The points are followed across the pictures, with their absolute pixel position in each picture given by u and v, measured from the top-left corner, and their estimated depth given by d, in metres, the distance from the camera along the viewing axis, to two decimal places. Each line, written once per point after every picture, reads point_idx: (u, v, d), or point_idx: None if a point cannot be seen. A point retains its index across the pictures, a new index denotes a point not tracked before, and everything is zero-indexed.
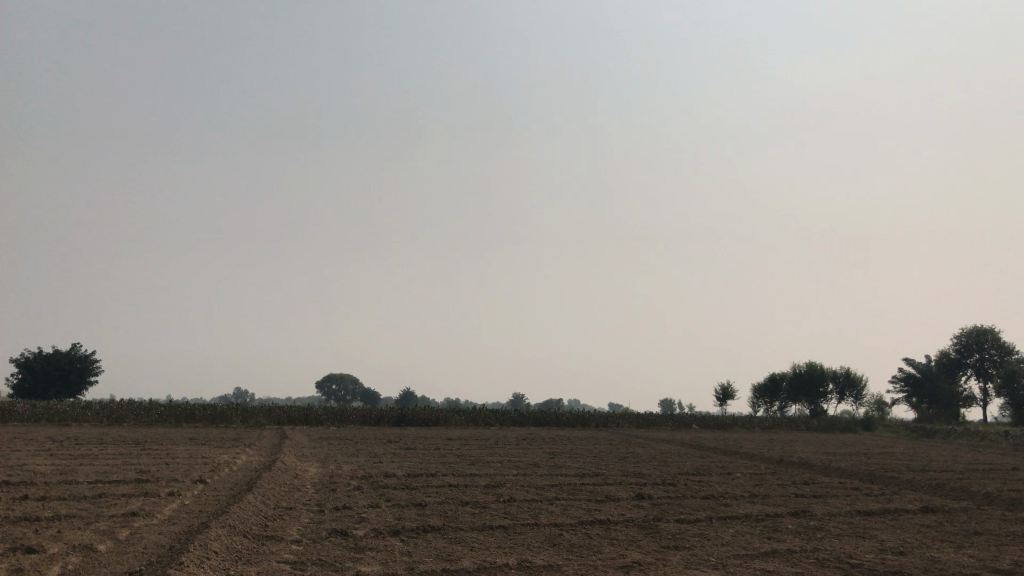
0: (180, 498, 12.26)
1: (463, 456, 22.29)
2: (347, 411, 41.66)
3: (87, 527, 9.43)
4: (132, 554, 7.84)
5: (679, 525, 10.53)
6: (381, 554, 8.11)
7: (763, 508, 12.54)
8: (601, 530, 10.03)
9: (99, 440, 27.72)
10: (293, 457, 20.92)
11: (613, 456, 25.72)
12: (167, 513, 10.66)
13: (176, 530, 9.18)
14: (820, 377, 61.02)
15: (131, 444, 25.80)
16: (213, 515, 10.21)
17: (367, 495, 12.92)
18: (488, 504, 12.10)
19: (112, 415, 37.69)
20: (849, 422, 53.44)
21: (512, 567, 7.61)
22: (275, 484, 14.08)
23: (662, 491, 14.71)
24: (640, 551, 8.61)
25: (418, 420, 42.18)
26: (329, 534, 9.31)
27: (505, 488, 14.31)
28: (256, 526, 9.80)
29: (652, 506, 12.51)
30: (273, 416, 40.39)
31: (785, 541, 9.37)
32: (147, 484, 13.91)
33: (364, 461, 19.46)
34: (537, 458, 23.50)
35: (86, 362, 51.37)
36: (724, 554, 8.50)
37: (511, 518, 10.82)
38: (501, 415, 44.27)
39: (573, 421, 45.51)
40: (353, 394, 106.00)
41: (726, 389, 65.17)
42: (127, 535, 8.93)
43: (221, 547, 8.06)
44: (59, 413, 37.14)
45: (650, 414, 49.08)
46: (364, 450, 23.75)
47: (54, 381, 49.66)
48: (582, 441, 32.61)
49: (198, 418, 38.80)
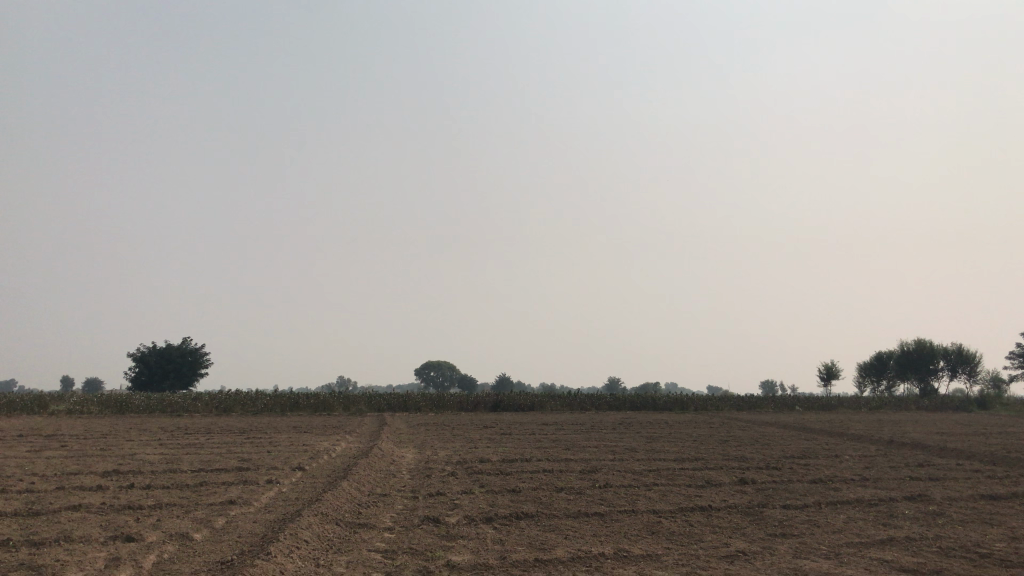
0: (278, 485, 12.38)
1: (560, 441, 22.04)
2: (444, 397, 42.00)
3: (186, 515, 9.53)
4: (226, 543, 7.85)
5: (786, 511, 9.97)
6: (473, 543, 7.87)
7: (876, 492, 11.81)
8: (702, 517, 9.57)
9: (208, 429, 28.64)
10: (391, 443, 21.05)
11: (713, 439, 25.01)
12: (263, 501, 10.71)
13: (270, 518, 9.18)
14: (930, 354, 58.31)
15: (237, 433, 26.53)
16: (307, 503, 10.22)
17: (461, 480, 12.80)
18: (583, 490, 11.79)
19: (221, 405, 39.02)
20: (963, 400, 50.85)
21: (608, 557, 7.25)
22: (371, 470, 14.11)
23: (766, 476, 14.09)
24: (745, 540, 8.11)
25: (514, 405, 42.17)
26: (422, 521, 9.16)
27: (600, 474, 13.97)
28: (349, 513, 9.73)
29: (755, 492, 11.96)
30: (372, 404, 41.03)
31: (903, 527, 8.72)
32: (248, 472, 14.16)
33: (460, 447, 19.42)
34: (634, 442, 23.03)
35: (196, 355, 53.35)
36: (837, 542, 7.93)
37: (607, 504, 10.47)
38: (596, 399, 43.84)
39: (671, 405, 44.69)
40: (451, 381, 107.21)
41: (830, 369, 62.99)
42: (224, 523, 8.98)
43: (312, 536, 7.96)
44: (172, 404, 38.65)
45: (750, 395, 47.86)
46: (461, 435, 23.76)
47: (167, 374, 51.77)
48: (680, 425, 31.89)
49: (302, 406, 39.76)
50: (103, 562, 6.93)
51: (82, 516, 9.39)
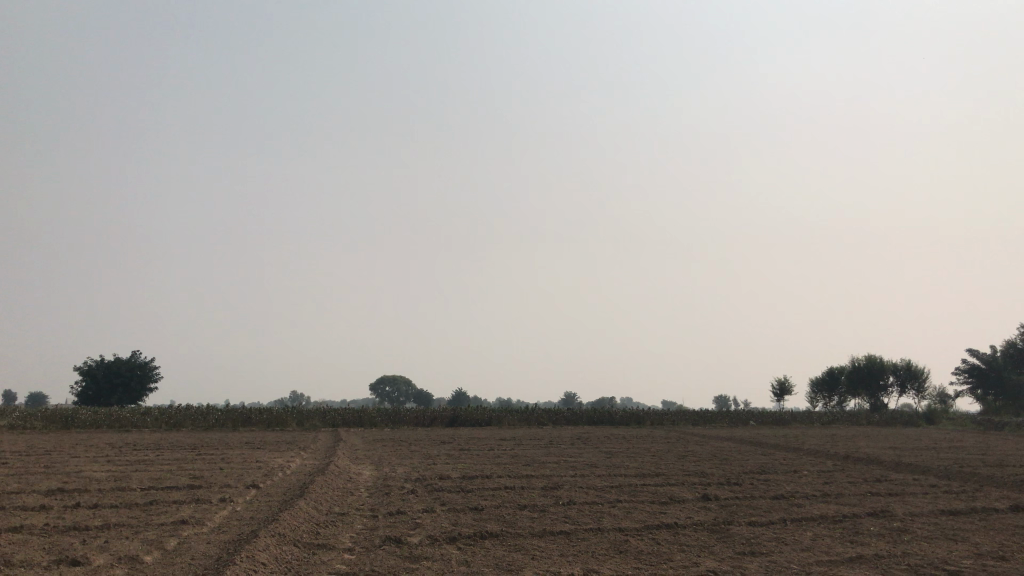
0: (232, 504, 11.97)
1: (519, 457, 21.82)
2: (401, 412, 41.53)
3: (136, 537, 9.14)
4: (179, 566, 7.50)
5: (752, 528, 9.89)
6: (438, 564, 7.64)
7: (839, 508, 11.79)
8: (669, 535, 9.44)
9: (157, 445, 27.87)
10: (347, 460, 20.64)
11: (671, 454, 25.04)
12: (217, 521, 10.37)
13: (225, 539, 8.82)
14: (880, 370, 59.30)
15: (188, 449, 25.88)
16: (263, 523, 9.87)
17: (421, 498, 12.54)
18: (546, 508, 11.58)
19: (171, 420, 38.10)
20: (912, 415, 51.72)
21: None
22: (328, 488, 13.73)
23: (729, 492, 14.04)
24: (715, 559, 7.97)
25: (471, 419, 41.87)
26: (383, 541, 8.89)
27: (562, 490, 13.79)
28: (307, 534, 9.41)
29: (719, 508, 11.87)
30: (327, 419, 40.39)
31: (870, 544, 8.69)
32: (200, 490, 13.70)
33: (418, 463, 19.09)
34: (593, 458, 22.92)
35: (146, 369, 52.09)
36: (806, 560, 7.84)
37: (573, 522, 10.30)
38: (554, 414, 43.70)
39: (628, 420, 44.74)
40: (406, 396, 106.28)
41: (783, 385, 63.71)
42: (175, 545, 8.60)
43: (269, 558, 7.63)
44: (121, 419, 37.64)
45: (705, 410, 48.14)
46: (419, 451, 23.42)
47: (115, 388, 50.44)
48: (637, 440, 31.87)
49: (255, 421, 38.98)
50: None
51: (25, 538, 8.95)
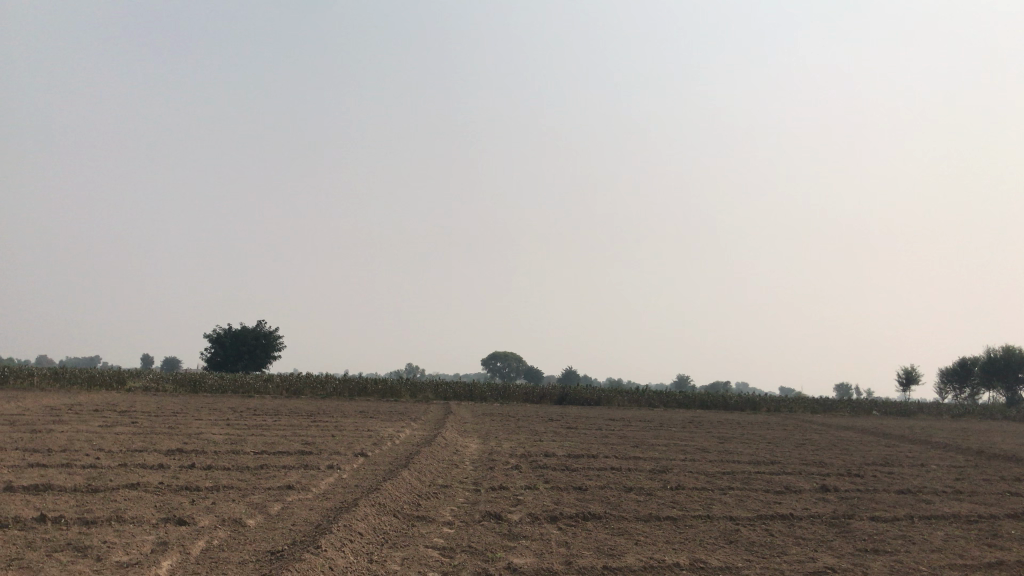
0: (338, 471, 12.08)
1: (627, 438, 21.38)
2: (511, 388, 41.64)
3: (242, 499, 9.27)
4: (279, 531, 7.49)
5: (875, 525, 9.21)
6: (537, 544, 7.37)
7: (974, 508, 10.89)
8: (784, 527, 8.89)
9: (276, 411, 28.81)
10: (454, 432, 20.68)
11: (787, 442, 24.06)
12: (322, 487, 10.43)
13: (326, 507, 8.83)
14: (1019, 362, 55.52)
15: (303, 416, 26.65)
16: (366, 492, 9.85)
17: (524, 475, 12.34)
18: (653, 492, 11.16)
19: (291, 387, 39.43)
20: None
21: (683, 568, 6.65)
22: (433, 460, 13.71)
23: (850, 484, 13.24)
24: (833, 555, 7.41)
25: (580, 398, 41.57)
26: (483, 517, 8.69)
27: (671, 474, 13.33)
28: (407, 505, 9.32)
29: (839, 501, 11.16)
30: (438, 391, 40.93)
31: (1012, 550, 7.89)
32: (309, 457, 13.92)
33: (524, 439, 18.95)
34: (704, 442, 22.26)
35: (270, 338, 54.10)
36: (937, 563, 7.17)
37: (681, 508, 9.86)
38: (665, 396, 42.89)
39: (742, 405, 43.45)
40: (517, 372, 107.03)
41: (909, 374, 60.65)
42: (278, 510, 8.66)
43: (367, 528, 7.53)
44: (244, 385, 39.20)
45: (825, 398, 46.27)
46: (526, 427, 23.29)
47: (241, 355, 52.63)
48: (751, 425, 30.85)
49: (370, 391, 39.85)
50: (150, 546, 6.63)
51: (138, 495, 9.19)
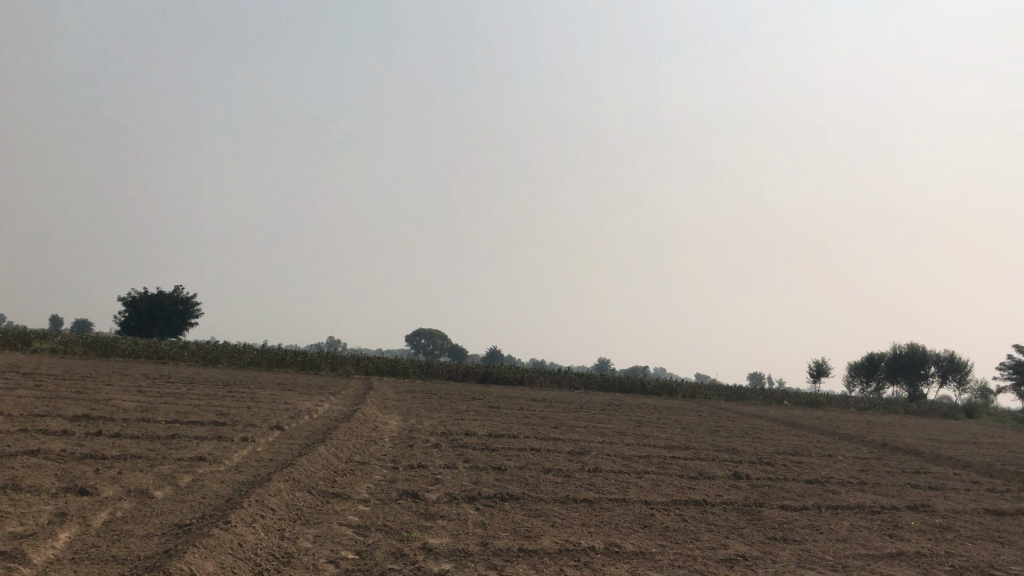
0: (252, 444, 11.79)
1: (547, 419, 21.53)
2: (433, 365, 41.52)
3: (150, 470, 8.95)
4: (188, 504, 7.25)
5: (784, 513, 9.44)
6: (454, 525, 7.30)
7: (877, 499, 11.28)
8: (697, 512, 9.04)
9: (191, 379, 28.07)
10: (374, 408, 20.48)
11: (702, 428, 24.58)
12: (235, 460, 10.15)
13: (238, 480, 8.59)
14: (922, 359, 57.96)
15: (219, 385, 26.03)
16: (280, 466, 9.63)
17: (443, 453, 12.26)
18: (571, 474, 11.23)
19: (207, 355, 38.48)
20: (950, 407, 50.56)
21: (598, 552, 6.68)
22: (351, 435, 13.53)
23: (761, 472, 13.58)
24: (744, 542, 7.55)
25: (502, 378, 41.71)
26: (400, 496, 8.59)
27: (589, 456, 13.44)
28: (322, 481, 9.15)
29: (750, 489, 11.42)
30: (359, 365, 40.51)
31: (911, 541, 8.19)
32: (223, 428, 13.56)
33: (445, 417, 18.89)
34: (623, 425, 22.57)
35: (187, 304, 52.68)
36: (842, 553, 7.38)
37: (598, 491, 9.94)
38: (586, 378, 43.36)
39: (660, 390, 44.26)
40: (440, 349, 106.83)
41: (820, 366, 62.70)
42: (188, 482, 8.39)
43: (280, 504, 7.35)
44: (159, 351, 38.10)
45: (739, 386, 47.50)
46: (447, 405, 23.23)
47: (157, 321, 51.13)
48: (668, 410, 31.44)
49: (289, 363, 39.20)
50: (48, 517, 6.32)
51: (39, 462, 8.79)
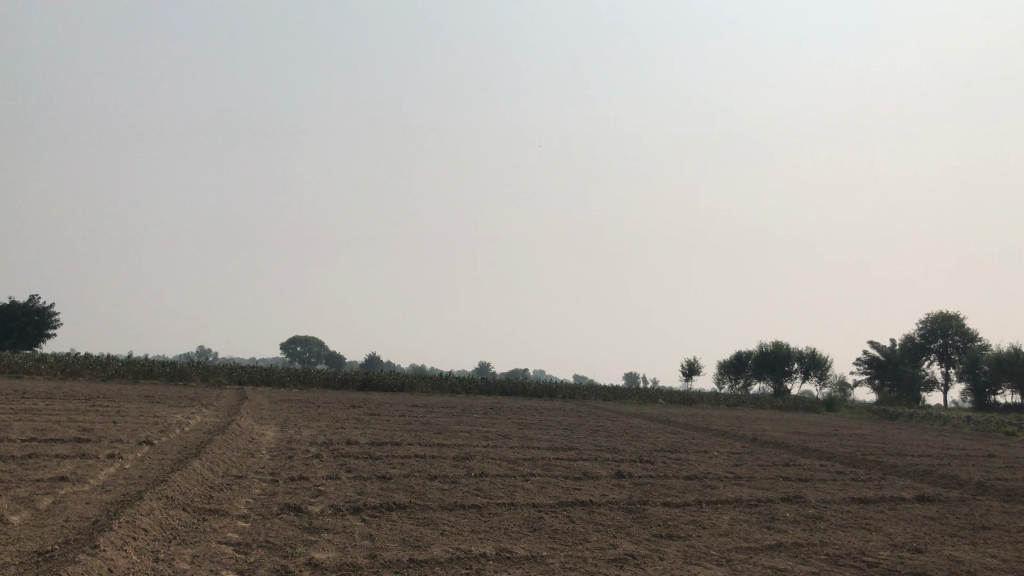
0: (120, 461, 11.12)
1: (429, 425, 21.34)
2: (311, 373, 40.54)
3: (5, 493, 8.28)
4: (50, 529, 6.73)
5: (668, 510, 9.63)
6: (340, 538, 7.07)
7: (753, 492, 11.69)
8: (584, 513, 9.11)
9: (48, 394, 26.37)
10: (250, 420, 19.77)
11: (582, 428, 24.94)
12: (101, 479, 9.54)
13: (106, 501, 8.06)
14: (786, 356, 60.83)
15: (80, 399, 24.55)
16: (151, 484, 9.10)
17: (326, 464, 11.93)
18: (457, 479, 11.12)
19: (67, 368, 36.27)
20: (812, 402, 53.23)
21: (489, 559, 6.61)
22: (227, 448, 12.98)
23: (642, 470, 13.87)
24: (632, 541, 7.65)
25: (382, 384, 41.15)
26: (282, 510, 8.26)
27: (474, 461, 13.38)
28: (197, 498, 8.70)
29: (634, 487, 11.62)
30: (234, 375, 39.12)
31: (788, 532, 8.50)
32: (86, 445, 12.74)
33: (326, 427, 18.43)
34: (506, 428, 22.63)
35: (43, 314, 49.54)
36: (724, 547, 7.58)
37: (485, 496, 9.87)
38: (467, 382, 43.32)
39: (540, 392, 44.70)
40: (317, 357, 104.55)
41: (692, 365, 64.85)
42: (49, 505, 7.81)
43: (152, 524, 6.92)
44: (12, 365, 35.62)
45: (616, 386, 48.55)
46: (325, 414, 22.68)
47: (9, 333, 47.86)
48: (549, 412, 31.77)
49: (157, 374, 37.42)
50: None
51: None
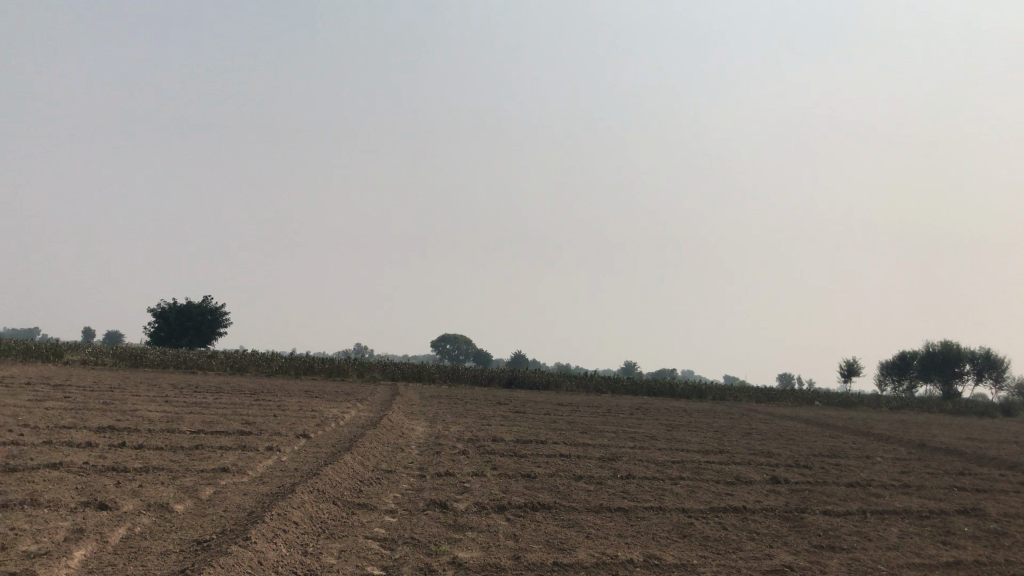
0: (278, 454, 11.55)
1: (575, 424, 21.18)
2: (459, 370, 41.30)
3: (171, 482, 8.72)
4: (208, 519, 7.00)
5: (829, 520, 9.03)
6: (484, 537, 6.99)
7: (923, 503, 10.81)
8: (737, 521, 8.65)
9: (218, 388, 28.07)
10: (401, 415, 20.25)
11: (733, 430, 24.08)
12: (259, 471, 9.91)
13: (262, 492, 8.34)
14: (957, 357, 56.86)
15: (245, 393, 25.96)
16: (304, 476, 9.36)
17: (471, 460, 11.99)
18: (604, 480, 10.89)
19: (236, 364, 38.52)
20: (987, 406, 49.41)
21: (636, 565, 6.34)
22: (377, 442, 13.28)
23: (800, 476, 13.13)
24: (789, 552, 7.18)
25: (528, 382, 41.35)
26: (427, 506, 8.28)
27: (621, 462, 13.09)
28: (347, 492, 8.87)
29: (790, 493, 11.00)
30: (386, 372, 40.38)
31: (966, 548, 7.75)
32: (249, 437, 13.36)
33: (472, 423, 18.61)
34: (654, 429, 22.15)
35: (216, 313, 52.79)
36: (893, 561, 6.98)
37: (632, 498, 9.58)
38: (614, 382, 42.89)
39: (689, 392, 43.66)
40: (466, 355, 106.59)
41: (851, 366, 61.69)
42: (210, 495, 8.15)
43: (303, 518, 7.07)
44: (187, 361, 38.20)
45: (769, 386, 46.81)
46: (473, 411, 22.94)
47: (186, 331, 51.36)
48: (698, 413, 30.91)
49: (316, 370, 39.13)
50: (66, 534, 6.09)
51: (61, 475, 8.59)
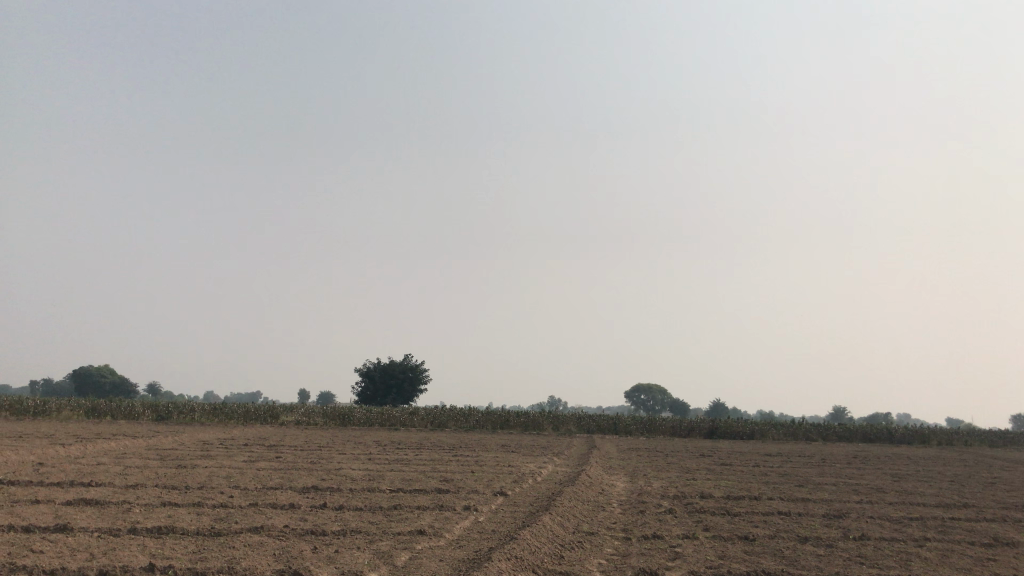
0: (475, 514, 11.10)
1: (789, 476, 19.48)
2: (656, 422, 39.88)
3: (367, 547, 8.39)
4: None
5: None
6: None
7: None
8: None
9: (419, 444, 28.45)
10: (601, 470, 19.42)
11: (972, 480, 21.33)
12: (456, 533, 9.46)
13: (458, 559, 7.81)
14: None
15: (446, 449, 26.06)
16: (502, 540, 8.81)
17: (680, 520, 10.99)
18: (834, 543, 9.58)
19: (435, 421, 39.18)
20: None
21: None
22: (577, 501, 12.56)
23: None
24: None
25: (730, 432, 39.19)
26: None
27: (850, 520, 11.59)
28: (548, 558, 8.20)
29: None
30: (582, 424, 39.62)
31: None
32: (446, 496, 13.04)
33: (675, 478, 17.46)
34: (878, 480, 19.99)
35: (418, 371, 54.33)
36: None
37: (873, 566, 8.25)
38: (825, 429, 39.89)
39: (910, 438, 39.79)
40: (662, 405, 103.85)
41: None
42: (405, 561, 7.73)
43: None
44: (391, 418, 39.29)
45: (1005, 430, 41.88)
46: (674, 464, 21.71)
47: (390, 390, 53.17)
48: (926, 461, 27.89)
49: (513, 425, 39.02)
50: None
51: (260, 541, 8.49)
